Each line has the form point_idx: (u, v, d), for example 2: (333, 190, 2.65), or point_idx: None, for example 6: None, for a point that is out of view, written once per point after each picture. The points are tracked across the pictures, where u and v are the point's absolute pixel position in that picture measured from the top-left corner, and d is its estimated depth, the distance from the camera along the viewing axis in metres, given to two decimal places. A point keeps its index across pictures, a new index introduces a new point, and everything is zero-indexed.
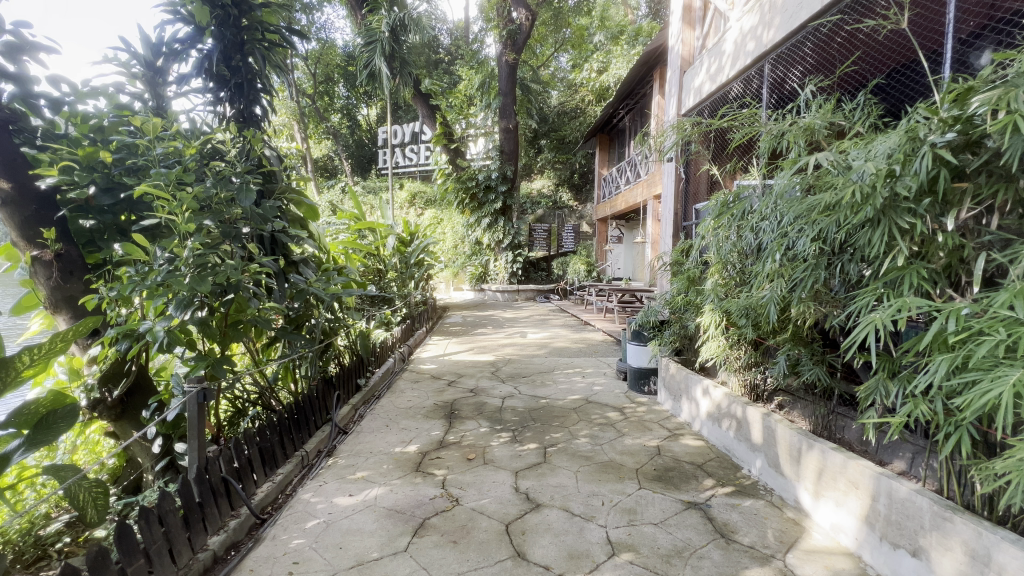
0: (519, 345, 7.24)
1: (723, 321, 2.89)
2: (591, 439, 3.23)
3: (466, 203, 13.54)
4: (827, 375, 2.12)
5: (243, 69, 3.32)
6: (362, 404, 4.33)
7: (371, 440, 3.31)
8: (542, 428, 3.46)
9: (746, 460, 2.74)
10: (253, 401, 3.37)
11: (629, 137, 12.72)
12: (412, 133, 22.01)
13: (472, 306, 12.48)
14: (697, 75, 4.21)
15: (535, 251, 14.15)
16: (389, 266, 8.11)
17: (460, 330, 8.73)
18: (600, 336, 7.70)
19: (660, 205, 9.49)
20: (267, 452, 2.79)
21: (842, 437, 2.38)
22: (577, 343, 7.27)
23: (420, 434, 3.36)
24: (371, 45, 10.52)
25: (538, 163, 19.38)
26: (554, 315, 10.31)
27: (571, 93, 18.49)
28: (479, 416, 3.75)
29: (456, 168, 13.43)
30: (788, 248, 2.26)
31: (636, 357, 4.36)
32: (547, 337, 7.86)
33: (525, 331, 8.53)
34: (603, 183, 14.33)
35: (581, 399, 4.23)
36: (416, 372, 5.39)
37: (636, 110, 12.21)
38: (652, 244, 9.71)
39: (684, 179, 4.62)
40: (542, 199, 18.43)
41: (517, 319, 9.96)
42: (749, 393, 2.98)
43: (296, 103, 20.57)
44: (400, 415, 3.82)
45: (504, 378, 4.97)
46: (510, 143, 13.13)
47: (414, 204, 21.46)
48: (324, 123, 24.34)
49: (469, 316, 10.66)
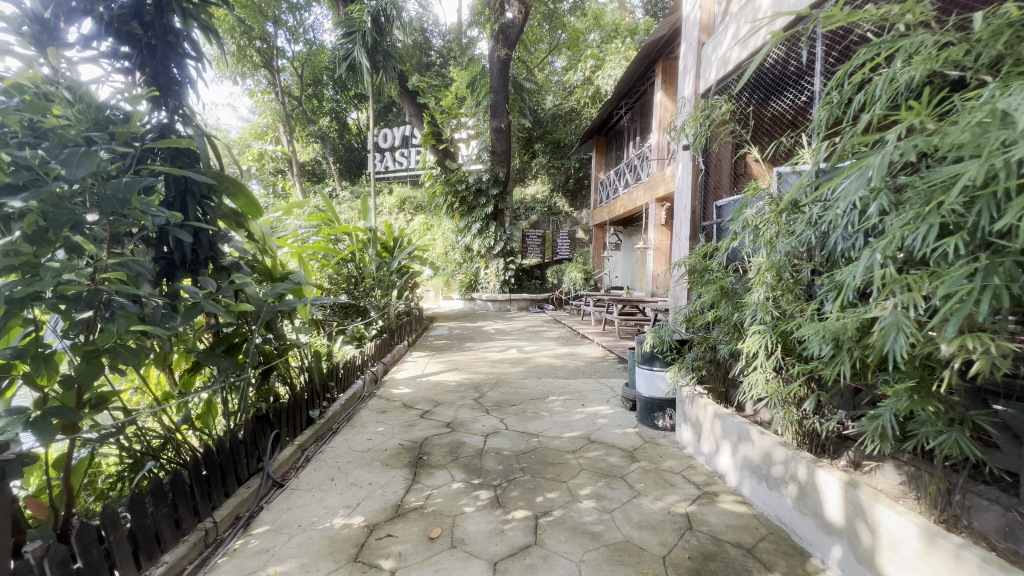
0: (508, 362, 6.41)
1: (778, 348, 2.14)
2: (599, 503, 2.45)
3: (455, 207, 12.76)
4: (972, 445, 1.37)
5: (158, 26, 2.37)
6: (312, 444, 3.54)
7: (305, 504, 2.51)
8: (533, 483, 2.68)
9: (816, 544, 1.97)
10: (156, 450, 2.59)
11: (628, 138, 12.05)
12: (403, 137, 21.33)
13: (461, 317, 11.72)
14: (719, 44, 3.47)
15: (529, 257, 13.39)
16: (365, 274, 7.28)
17: (445, 344, 7.93)
18: (599, 353, 6.92)
19: (663, 209, 8.80)
20: (145, 536, 1.98)
21: (971, 525, 1.62)
22: (573, 360, 6.46)
23: (371, 494, 2.56)
24: (351, 36, 9.81)
25: (532, 168, 18.70)
26: (548, 327, 9.54)
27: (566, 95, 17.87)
28: (453, 464, 2.95)
29: (445, 170, 12.69)
30: (902, 248, 1.50)
31: (648, 385, 3.59)
32: (540, 352, 7.07)
33: (517, 345, 7.74)
34: (599, 188, 13.67)
35: (582, 436, 3.46)
36: (386, 398, 4.59)
37: (637, 109, 11.49)
38: (654, 252, 9.02)
39: (704, 170, 3.87)
40: (536, 205, 17.77)
41: (508, 331, 9.18)
42: (812, 442, 2.20)
43: (282, 104, 19.83)
44: (354, 461, 3.02)
45: (489, 406, 4.17)
46: (502, 143, 12.50)
47: (403, 210, 20.69)
48: (312, 126, 23.62)
49: (457, 328, 9.86)
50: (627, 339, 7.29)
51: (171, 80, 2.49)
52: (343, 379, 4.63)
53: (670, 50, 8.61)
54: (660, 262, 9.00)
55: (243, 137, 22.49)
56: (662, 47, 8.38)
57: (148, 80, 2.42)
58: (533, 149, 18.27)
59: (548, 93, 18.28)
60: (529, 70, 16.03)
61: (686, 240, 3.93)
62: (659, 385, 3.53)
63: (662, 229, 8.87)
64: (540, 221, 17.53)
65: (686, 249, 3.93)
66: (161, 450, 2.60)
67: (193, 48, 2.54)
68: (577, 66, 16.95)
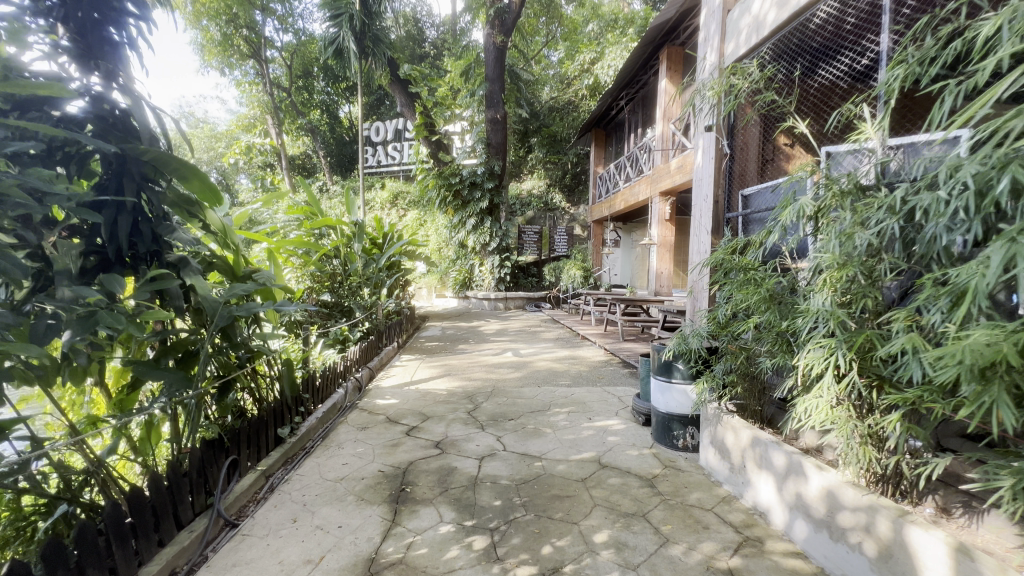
0: (504, 366, 5.94)
1: (851, 368, 1.68)
2: (619, 554, 1.99)
3: (448, 201, 12.24)
4: None
5: None
6: (280, 468, 3.06)
7: (257, 557, 2.04)
8: (537, 525, 2.22)
9: None
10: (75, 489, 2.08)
11: (629, 131, 11.59)
12: (395, 130, 20.75)
13: (455, 316, 11.24)
14: (750, 7, 3.02)
15: (526, 254, 12.92)
16: (351, 271, 6.79)
17: (438, 345, 7.44)
18: (601, 356, 6.48)
19: (666, 203, 8.37)
20: None
21: None
22: (575, 364, 6.00)
23: (339, 543, 2.09)
24: (337, 18, 9.26)
25: (528, 162, 18.21)
26: (546, 327, 9.09)
27: (563, 87, 17.37)
28: (441, 498, 2.48)
29: (437, 163, 12.18)
30: None
31: (664, 399, 3.15)
32: (539, 354, 6.61)
33: (513, 346, 7.27)
34: (598, 182, 13.23)
35: (592, 458, 3.00)
36: (370, 409, 4.12)
37: (639, 99, 11.05)
38: (658, 248, 8.56)
39: (729, 154, 3.39)
40: (533, 201, 17.29)
41: (505, 332, 8.72)
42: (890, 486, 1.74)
43: (271, 95, 19.21)
44: (324, 494, 2.56)
45: (484, 421, 3.71)
46: (498, 135, 11.99)
47: (396, 205, 20.13)
48: (302, 119, 22.98)
49: (450, 328, 9.38)
50: (631, 341, 6.84)
51: (103, 40, 1.91)
52: (318, 390, 4.14)
53: (677, 34, 8.13)
54: (664, 259, 8.58)
55: (230, 129, 21.84)
56: (667, 30, 7.94)
57: (76, 42, 1.85)
58: (529, 143, 17.79)
59: (545, 85, 17.78)
60: (525, 60, 15.52)
61: (708, 234, 3.45)
62: (685, 399, 3.04)
63: (667, 224, 8.45)
64: (536, 217, 17.06)
65: (708, 245, 3.43)
66: (81, 489, 2.10)
67: (135, 4, 1.96)
68: (574, 57, 16.46)
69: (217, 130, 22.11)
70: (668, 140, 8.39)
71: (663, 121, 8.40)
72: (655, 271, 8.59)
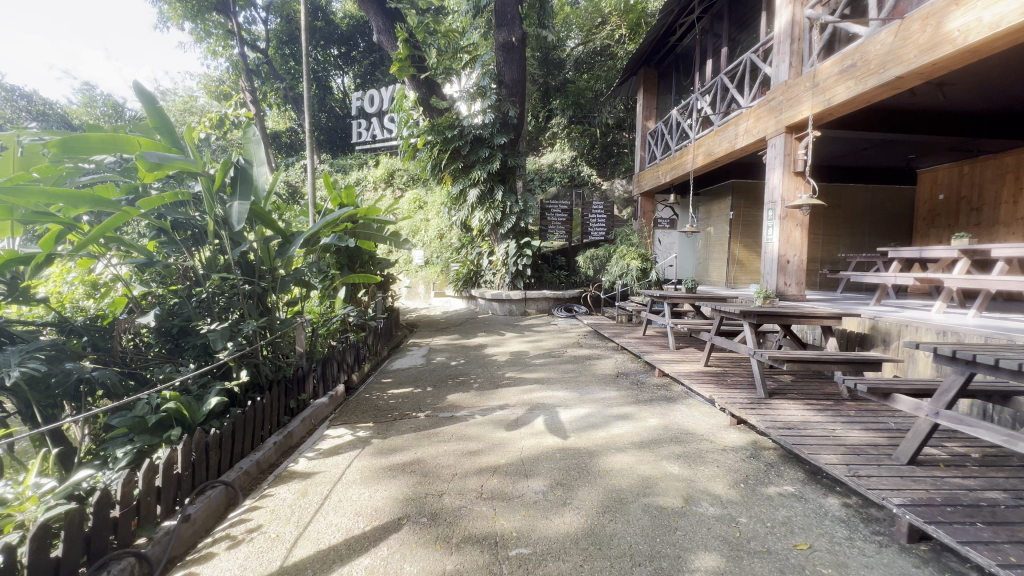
0: (532, 472, 2.58)
1: None
2: None
3: (444, 166, 9.01)
4: None
5: None
6: None
7: None
8: None
9: None
10: None
11: (700, 61, 8.09)
12: (392, 98, 17.50)
13: (454, 326, 7.99)
14: None
15: (552, 239, 9.54)
16: (228, 264, 3.51)
17: (408, 395, 4.14)
18: (731, 436, 3.09)
19: (802, 142, 5.01)
20: None
21: None
22: (696, 469, 2.63)
23: None
24: None
25: (550, 129, 14.89)
26: (593, 352, 5.73)
27: (592, 30, 13.84)
28: None
29: (428, 113, 8.81)
30: None
31: None
32: (603, 427, 3.26)
33: (544, 399, 3.95)
34: (647, 140, 9.68)
35: None
36: None
37: (720, 9, 7.46)
38: (783, 217, 5.13)
39: None
40: (555, 175, 14.03)
41: (527, 361, 5.37)
42: None
43: (242, 55, 16.19)
44: None
45: None
46: (513, 69, 8.59)
47: (392, 184, 16.81)
48: (283, 89, 19.95)
49: (443, 351, 6.09)
50: (780, 397, 3.46)
51: None
52: None
53: None
54: (792, 240, 5.15)
55: (203, 99, 18.87)
56: None
57: None
58: (550, 105, 14.50)
59: (570, 32, 14.35)
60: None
61: None
62: None
63: (797, 176, 5.10)
64: (559, 193, 13.64)
65: None
66: None
67: None
68: None
69: (188, 101, 19.18)
70: (802, 34, 4.96)
71: (791, 5, 4.96)
72: (776, 255, 5.18)
